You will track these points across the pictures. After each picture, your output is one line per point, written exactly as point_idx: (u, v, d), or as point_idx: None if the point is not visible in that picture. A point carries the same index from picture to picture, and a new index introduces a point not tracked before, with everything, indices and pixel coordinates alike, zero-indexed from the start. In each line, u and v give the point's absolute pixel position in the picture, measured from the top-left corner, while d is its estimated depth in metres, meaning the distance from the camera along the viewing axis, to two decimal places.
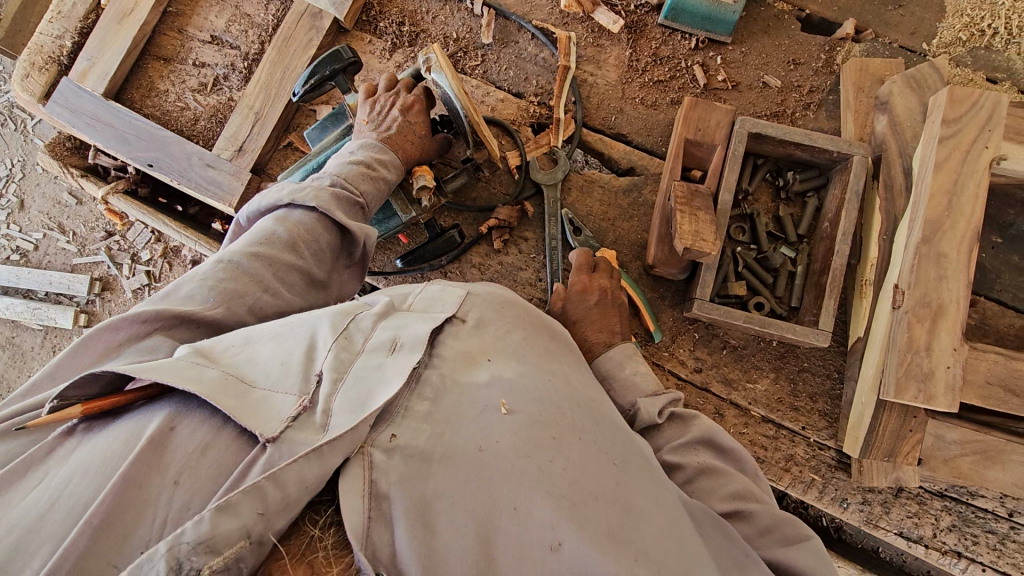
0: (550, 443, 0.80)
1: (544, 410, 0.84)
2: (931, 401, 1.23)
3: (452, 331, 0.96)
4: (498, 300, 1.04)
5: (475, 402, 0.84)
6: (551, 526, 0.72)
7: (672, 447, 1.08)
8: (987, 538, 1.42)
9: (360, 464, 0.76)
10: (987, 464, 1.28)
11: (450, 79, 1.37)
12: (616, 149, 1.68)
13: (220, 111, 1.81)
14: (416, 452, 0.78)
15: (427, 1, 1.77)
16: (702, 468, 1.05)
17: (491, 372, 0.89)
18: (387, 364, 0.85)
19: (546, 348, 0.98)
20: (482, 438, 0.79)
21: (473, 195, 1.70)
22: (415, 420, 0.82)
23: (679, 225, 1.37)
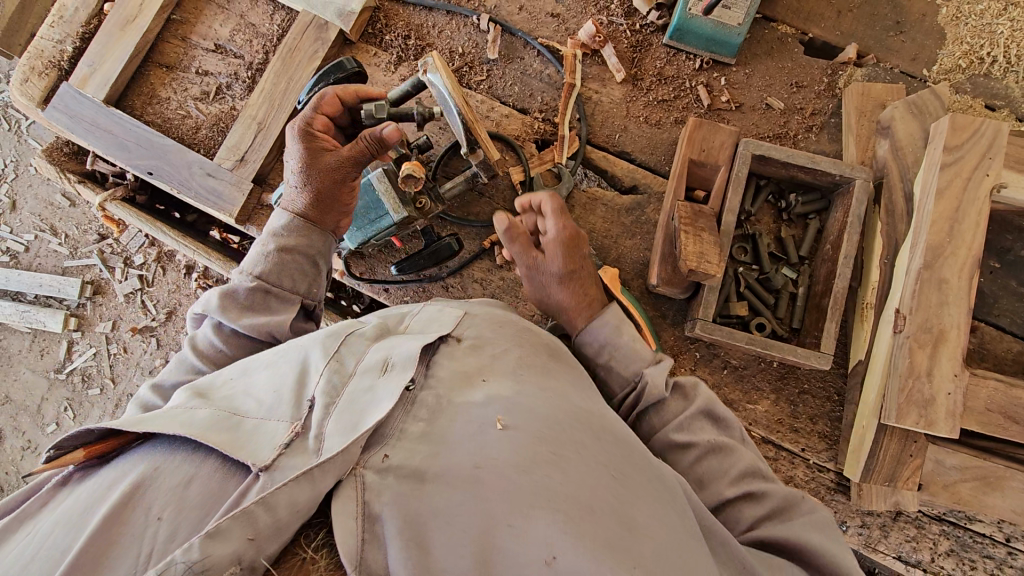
0: (547, 458, 0.78)
1: (541, 427, 0.82)
2: (932, 427, 1.24)
3: (447, 352, 0.95)
4: (496, 321, 1.05)
5: (471, 421, 0.82)
6: (547, 540, 0.69)
7: (679, 426, 1.08)
8: (985, 563, 1.42)
9: (354, 485, 0.73)
10: (987, 490, 1.29)
11: (446, 79, 1.30)
12: (619, 167, 1.68)
13: (221, 119, 1.80)
14: (409, 472, 0.76)
15: (433, 15, 1.78)
16: (711, 450, 1.05)
17: (488, 392, 0.87)
18: (377, 385, 0.84)
19: (548, 367, 0.98)
20: (478, 456, 0.77)
21: (475, 210, 1.70)
22: (408, 440, 0.80)
23: (683, 246, 1.36)
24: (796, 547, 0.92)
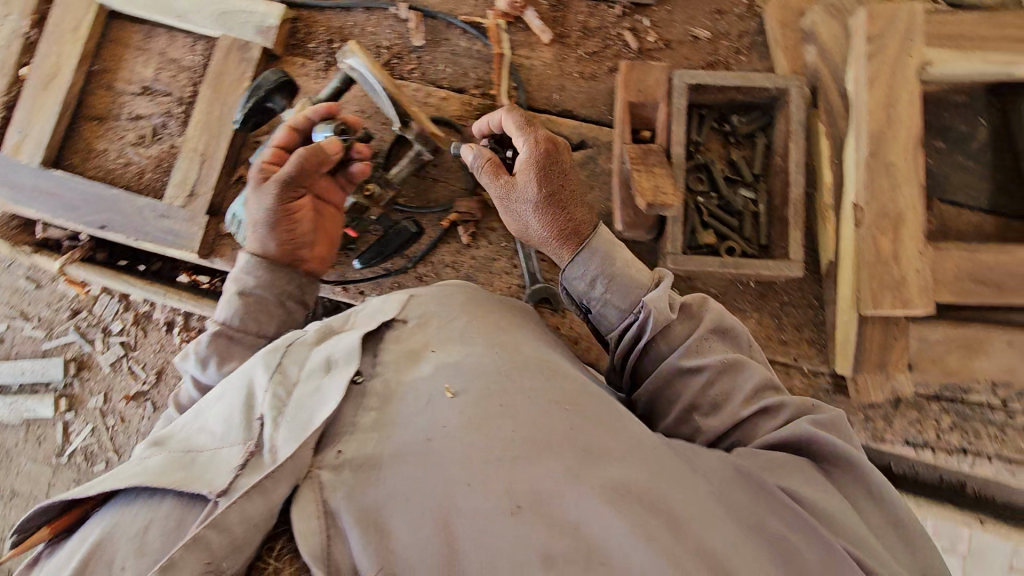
0: (497, 410, 0.77)
1: (489, 382, 0.81)
2: (909, 305, 1.27)
3: (393, 336, 0.92)
4: (444, 291, 1.04)
5: (418, 397, 0.79)
6: (507, 487, 0.70)
7: (686, 351, 1.06)
8: (988, 429, 1.46)
9: (312, 485, 0.69)
10: (973, 355, 1.31)
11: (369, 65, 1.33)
12: (564, 125, 1.69)
13: (163, 159, 1.78)
14: (363, 461, 0.72)
15: (352, 15, 1.79)
16: (722, 365, 1.04)
17: (436, 362, 0.85)
18: (326, 385, 0.79)
19: (495, 324, 0.97)
20: (427, 428, 0.75)
21: (434, 195, 1.65)
22: (364, 431, 0.75)
23: (638, 183, 1.37)
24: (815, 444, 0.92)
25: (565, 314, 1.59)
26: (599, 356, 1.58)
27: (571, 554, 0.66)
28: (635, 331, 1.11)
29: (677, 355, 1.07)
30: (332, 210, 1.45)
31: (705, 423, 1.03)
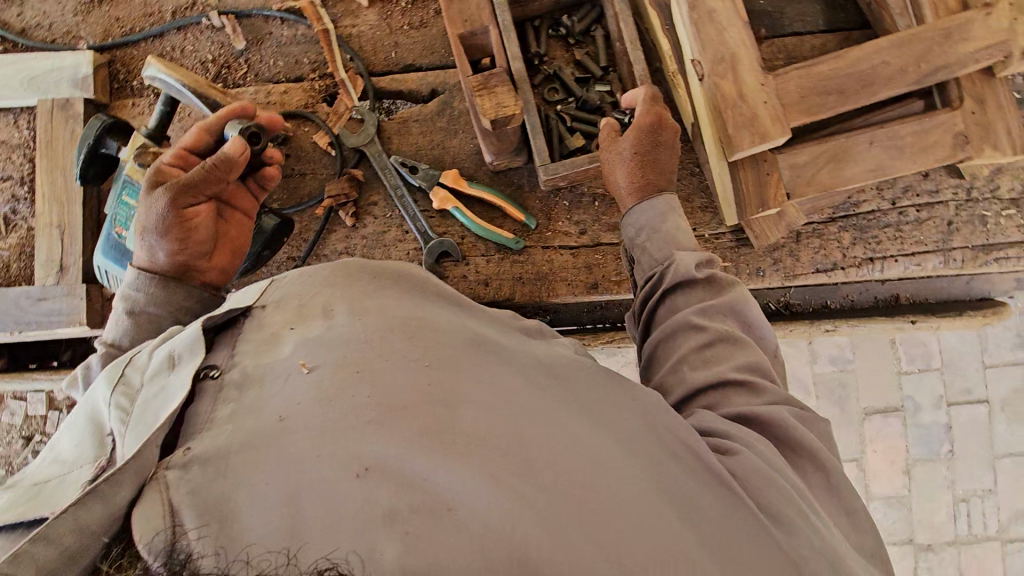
0: (353, 376, 0.73)
1: (347, 350, 0.76)
2: (768, 137, 1.30)
3: (253, 325, 0.85)
4: (307, 274, 0.90)
5: (274, 380, 0.75)
6: (354, 451, 0.67)
7: (699, 309, 1.07)
8: (887, 233, 1.51)
9: (159, 487, 0.65)
10: (843, 165, 1.35)
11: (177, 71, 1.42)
12: (410, 81, 1.67)
13: (25, 245, 1.69)
14: (214, 453, 0.68)
15: (167, 39, 1.72)
16: (725, 307, 1.07)
17: (295, 341, 0.80)
18: (169, 383, 0.78)
19: (368, 288, 0.87)
20: (281, 407, 0.72)
21: (304, 190, 1.65)
22: (220, 424, 0.72)
23: (480, 107, 1.37)
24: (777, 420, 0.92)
25: (469, 261, 1.59)
26: (514, 290, 1.58)
27: (417, 506, 0.65)
28: (658, 279, 1.16)
29: (692, 310, 1.07)
30: (241, 218, 1.41)
31: (693, 376, 1.01)
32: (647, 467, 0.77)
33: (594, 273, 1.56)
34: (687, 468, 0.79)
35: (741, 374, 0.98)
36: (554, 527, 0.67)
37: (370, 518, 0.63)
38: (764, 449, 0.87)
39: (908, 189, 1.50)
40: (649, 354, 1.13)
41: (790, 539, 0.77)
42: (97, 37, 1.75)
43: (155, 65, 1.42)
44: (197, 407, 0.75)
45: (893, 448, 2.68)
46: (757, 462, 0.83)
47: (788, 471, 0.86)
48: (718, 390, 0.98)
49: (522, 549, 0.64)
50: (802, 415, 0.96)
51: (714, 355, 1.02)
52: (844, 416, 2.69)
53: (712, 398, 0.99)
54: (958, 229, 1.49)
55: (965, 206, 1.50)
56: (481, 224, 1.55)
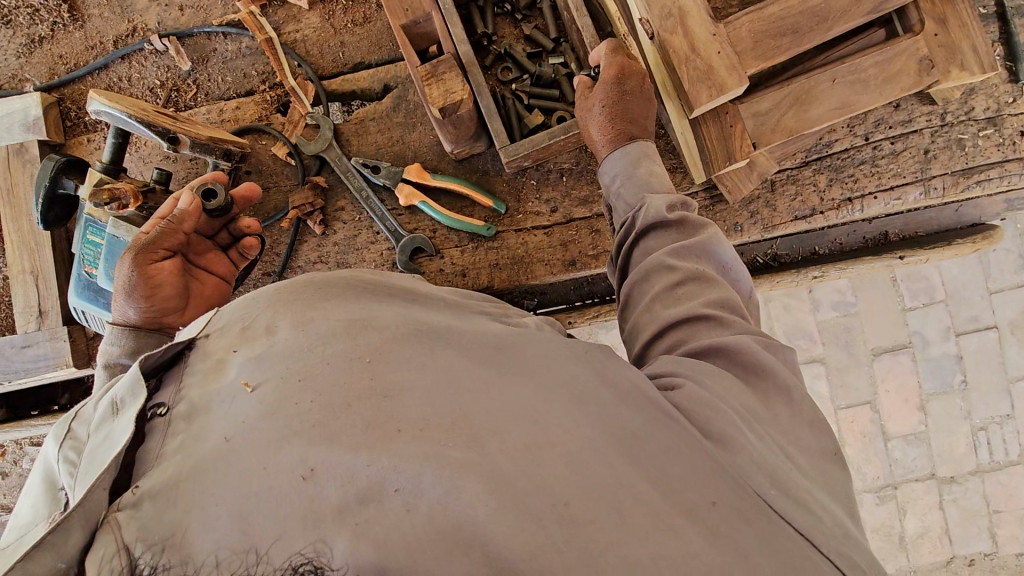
0: (295, 386, 0.73)
1: (289, 362, 0.76)
2: (725, 89, 1.26)
3: (198, 355, 0.85)
4: (249, 299, 0.89)
5: (220, 405, 0.76)
6: (299, 455, 0.68)
7: (675, 251, 1.10)
8: (863, 170, 1.47)
9: (111, 528, 0.68)
10: (806, 107, 1.31)
11: (117, 106, 1.29)
12: (361, 79, 1.63)
13: (3, 294, 1.69)
14: (162, 487, 0.69)
15: (113, 70, 1.69)
16: (700, 246, 1.10)
17: (240, 361, 0.80)
18: (113, 428, 0.82)
19: (311, 297, 0.86)
20: (227, 428, 0.72)
21: (270, 204, 1.63)
22: (167, 459, 0.73)
23: (427, 95, 1.34)
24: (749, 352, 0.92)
25: (443, 254, 1.57)
26: (492, 276, 1.56)
27: (366, 498, 0.65)
28: (630, 224, 1.19)
29: (667, 250, 1.11)
30: (213, 280, 1.40)
31: (665, 312, 1.04)
32: (598, 416, 0.75)
33: (571, 250, 1.54)
34: (630, 412, 0.77)
35: (709, 309, 1.01)
36: (503, 489, 0.66)
37: (320, 517, 0.64)
38: (719, 380, 0.89)
39: (880, 122, 1.46)
40: (625, 298, 1.16)
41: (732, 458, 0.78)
42: (44, 77, 1.72)
43: (99, 100, 1.30)
44: (146, 447, 0.76)
45: (906, 387, 2.65)
46: (701, 392, 0.85)
47: (743, 398, 0.88)
48: (684, 325, 1.00)
49: (471, 520, 0.64)
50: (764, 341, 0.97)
51: (684, 292, 1.05)
52: (853, 360, 2.65)
53: (677, 332, 1.01)
54: (936, 157, 1.45)
55: (941, 132, 1.45)
56: (449, 215, 1.52)
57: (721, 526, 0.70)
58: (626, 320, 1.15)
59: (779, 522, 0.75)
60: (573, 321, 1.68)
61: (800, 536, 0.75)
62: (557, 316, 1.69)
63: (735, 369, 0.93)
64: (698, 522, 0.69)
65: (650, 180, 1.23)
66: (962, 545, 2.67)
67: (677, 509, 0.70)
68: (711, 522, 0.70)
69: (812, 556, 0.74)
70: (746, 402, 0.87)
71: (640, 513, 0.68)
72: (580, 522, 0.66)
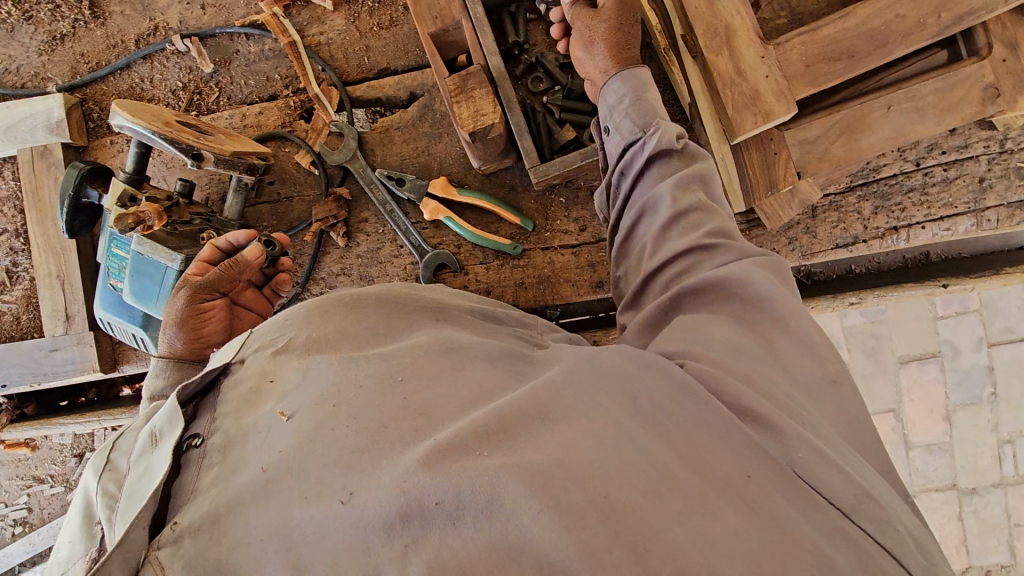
0: (328, 411, 0.71)
1: (323, 389, 0.74)
2: (771, 115, 1.18)
3: (230, 384, 0.83)
4: (282, 317, 0.89)
5: (256, 434, 0.73)
6: (341, 481, 0.65)
7: (673, 182, 1.04)
8: (911, 197, 1.39)
9: (153, 569, 0.63)
10: (857, 135, 1.24)
11: (138, 120, 1.26)
12: (387, 86, 1.58)
13: (30, 296, 1.70)
14: (200, 521, 0.65)
15: (134, 71, 1.66)
16: (696, 175, 1.05)
17: (276, 392, 0.77)
18: (153, 460, 0.77)
19: (343, 323, 0.86)
20: (263, 458, 0.69)
21: (293, 213, 1.60)
22: (203, 492, 0.69)
23: (457, 114, 1.32)
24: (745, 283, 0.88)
25: (468, 270, 1.54)
26: (517, 295, 1.52)
27: (409, 515, 0.61)
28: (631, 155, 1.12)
29: (667, 183, 1.05)
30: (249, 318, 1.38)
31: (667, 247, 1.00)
32: (624, 406, 0.72)
33: (599, 271, 1.49)
34: (659, 387, 0.75)
35: (709, 240, 0.97)
36: (544, 484, 0.61)
37: (369, 544, 0.60)
38: (712, 328, 0.87)
39: (933, 146, 1.37)
40: (627, 232, 1.12)
41: (781, 449, 0.71)
42: (66, 77, 1.70)
43: (121, 113, 1.27)
44: (183, 479, 0.73)
45: (932, 396, 2.58)
46: (704, 368, 0.79)
47: (735, 339, 0.85)
48: (686, 257, 0.97)
49: (518, 527, 0.59)
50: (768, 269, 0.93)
51: (690, 223, 1.01)
52: (879, 368, 2.58)
53: (680, 265, 0.98)
54: (991, 186, 1.36)
55: (999, 159, 1.36)
56: (475, 232, 1.47)
57: (760, 500, 0.66)
58: (627, 258, 1.12)
59: (812, 492, 0.69)
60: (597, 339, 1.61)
61: (870, 538, 0.68)
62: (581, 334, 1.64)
63: (734, 302, 0.89)
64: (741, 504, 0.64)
65: (650, 106, 1.15)
66: (980, 556, 2.62)
67: (716, 491, 0.65)
68: (750, 498, 0.66)
69: (882, 560, 0.66)
70: (777, 382, 0.80)
71: (679, 498, 0.63)
72: (628, 511, 0.61)
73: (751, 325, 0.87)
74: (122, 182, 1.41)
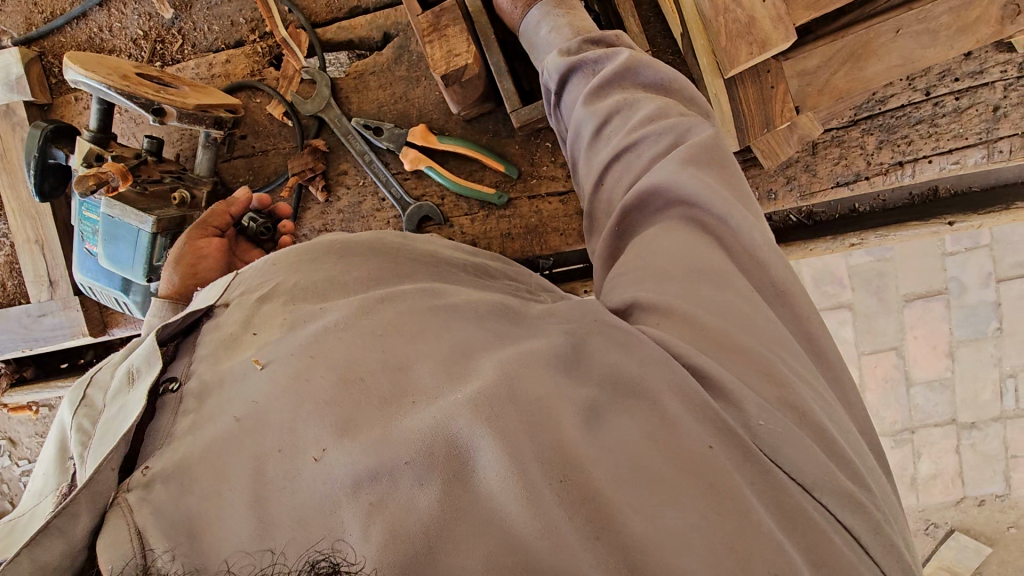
0: (306, 363, 0.68)
1: (303, 339, 0.71)
2: (768, 46, 1.09)
3: (211, 327, 0.81)
4: (267, 262, 0.87)
5: (233, 382, 0.71)
6: (314, 434, 0.62)
7: (593, 92, 0.97)
8: (919, 130, 1.30)
9: (121, 510, 0.60)
10: (861, 63, 1.15)
11: (81, 70, 1.19)
12: (359, 27, 1.48)
13: (13, 261, 1.68)
14: (173, 468, 0.63)
15: (92, 20, 1.56)
16: (619, 73, 0.96)
17: (261, 347, 0.74)
18: (129, 398, 0.75)
19: (333, 272, 0.83)
20: (237, 407, 0.67)
21: (270, 167, 1.54)
22: (178, 440, 0.67)
23: (431, 59, 1.24)
24: (665, 187, 0.81)
25: (452, 223, 1.48)
26: (504, 247, 1.47)
27: (377, 473, 0.58)
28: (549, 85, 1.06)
29: (580, 103, 0.98)
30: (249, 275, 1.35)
31: (595, 160, 0.94)
32: (596, 384, 0.68)
33: None
34: (623, 357, 0.69)
35: (632, 137, 0.88)
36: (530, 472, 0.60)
37: (338, 501, 0.58)
38: (663, 244, 0.80)
39: (945, 73, 1.27)
40: (573, 163, 1.05)
41: (749, 418, 0.65)
42: (21, 29, 1.61)
43: (74, 68, 1.20)
44: (158, 423, 0.70)
45: (936, 333, 2.54)
46: (660, 319, 0.73)
47: (686, 247, 0.78)
48: (614, 167, 0.90)
49: (493, 499, 0.57)
50: (695, 159, 0.82)
51: (610, 130, 0.93)
52: (882, 306, 2.53)
53: (616, 172, 0.90)
54: (1007, 115, 1.27)
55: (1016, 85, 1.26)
56: (458, 182, 1.42)
57: (721, 477, 0.60)
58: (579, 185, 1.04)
59: (782, 475, 0.63)
60: (587, 289, 1.57)
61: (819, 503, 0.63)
62: (572, 285, 1.59)
63: (668, 201, 0.82)
64: (708, 494, 0.59)
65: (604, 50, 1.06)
66: (974, 487, 2.65)
67: (679, 474, 0.61)
68: (711, 477, 0.60)
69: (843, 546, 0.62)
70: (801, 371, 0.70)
71: (635, 484, 0.60)
72: (600, 497, 0.58)
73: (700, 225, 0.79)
74: (87, 142, 1.35)
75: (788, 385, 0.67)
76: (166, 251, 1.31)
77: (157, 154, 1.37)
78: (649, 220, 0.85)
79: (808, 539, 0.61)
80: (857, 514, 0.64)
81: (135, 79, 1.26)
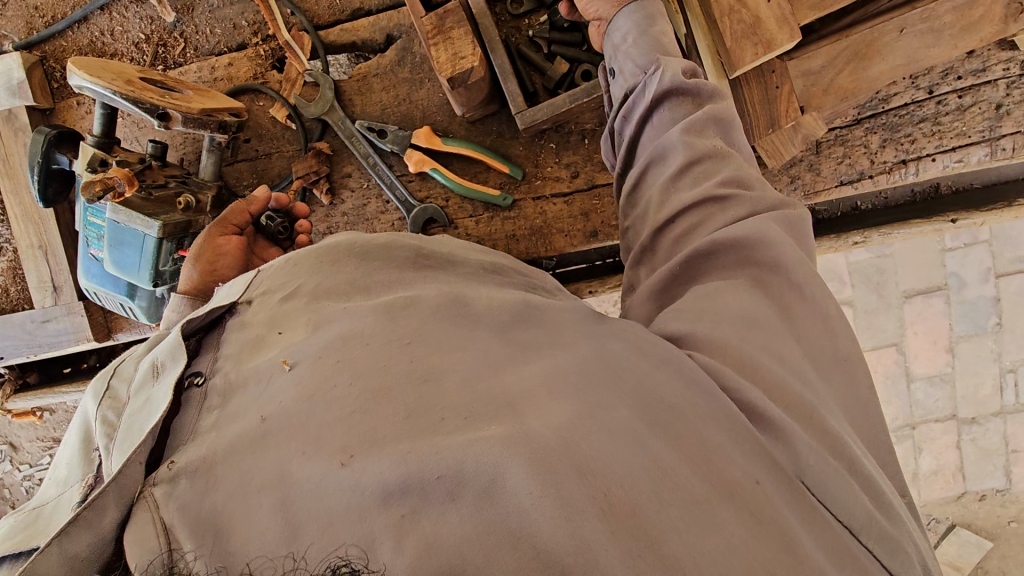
0: (331, 367, 0.68)
1: (327, 342, 0.71)
2: (773, 46, 1.10)
3: (236, 325, 0.80)
4: (289, 261, 0.86)
5: (256, 382, 0.71)
6: (340, 441, 0.62)
7: (687, 126, 0.96)
8: (922, 129, 1.31)
9: (147, 507, 0.61)
10: (865, 62, 1.15)
11: (85, 76, 1.18)
12: (361, 28, 1.47)
13: (16, 267, 1.67)
14: (199, 465, 0.63)
15: (93, 23, 1.56)
16: (717, 119, 0.97)
17: (283, 347, 0.74)
18: (153, 393, 0.74)
19: (356, 274, 0.84)
20: (264, 407, 0.67)
21: (273, 171, 1.54)
22: (203, 436, 0.67)
23: (436, 62, 1.24)
24: (758, 245, 0.82)
25: (457, 224, 1.48)
26: (509, 248, 1.48)
27: (408, 486, 0.58)
28: (640, 90, 1.02)
29: (677, 128, 0.96)
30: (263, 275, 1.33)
31: (677, 196, 0.93)
32: (634, 403, 0.67)
33: (592, 220, 1.43)
34: (672, 379, 0.70)
35: (726, 189, 0.89)
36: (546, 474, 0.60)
37: (365, 507, 0.57)
38: (731, 299, 0.80)
39: (948, 72, 1.28)
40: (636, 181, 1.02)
41: (789, 452, 0.67)
42: (22, 33, 1.60)
43: (79, 73, 1.19)
44: (183, 419, 0.70)
45: (936, 329, 2.56)
46: (712, 360, 0.74)
47: (759, 303, 0.79)
48: (697, 212, 0.90)
49: (520, 511, 0.56)
50: (784, 230, 0.85)
51: (703, 173, 0.93)
52: (883, 302, 2.54)
53: (693, 217, 0.90)
54: (1010, 113, 1.27)
55: (1018, 83, 1.27)
56: (463, 184, 1.42)
57: (765, 510, 0.63)
58: (634, 211, 1.03)
59: (815, 503, 0.67)
60: (592, 290, 1.57)
61: (838, 522, 0.67)
62: (576, 285, 1.59)
63: (752, 263, 0.83)
64: (745, 512, 0.61)
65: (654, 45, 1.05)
66: (976, 482, 2.66)
67: (718, 494, 0.61)
68: (752, 505, 0.62)
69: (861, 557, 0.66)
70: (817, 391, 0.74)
71: (680, 502, 0.60)
72: (629, 512, 0.58)
73: (765, 290, 0.81)
74: (91, 146, 1.34)
75: (806, 412, 0.71)
76: (171, 257, 1.30)
77: (162, 157, 1.38)
78: (709, 270, 0.86)
79: (831, 552, 0.64)
80: (876, 536, 0.68)
81: (138, 84, 1.26)
